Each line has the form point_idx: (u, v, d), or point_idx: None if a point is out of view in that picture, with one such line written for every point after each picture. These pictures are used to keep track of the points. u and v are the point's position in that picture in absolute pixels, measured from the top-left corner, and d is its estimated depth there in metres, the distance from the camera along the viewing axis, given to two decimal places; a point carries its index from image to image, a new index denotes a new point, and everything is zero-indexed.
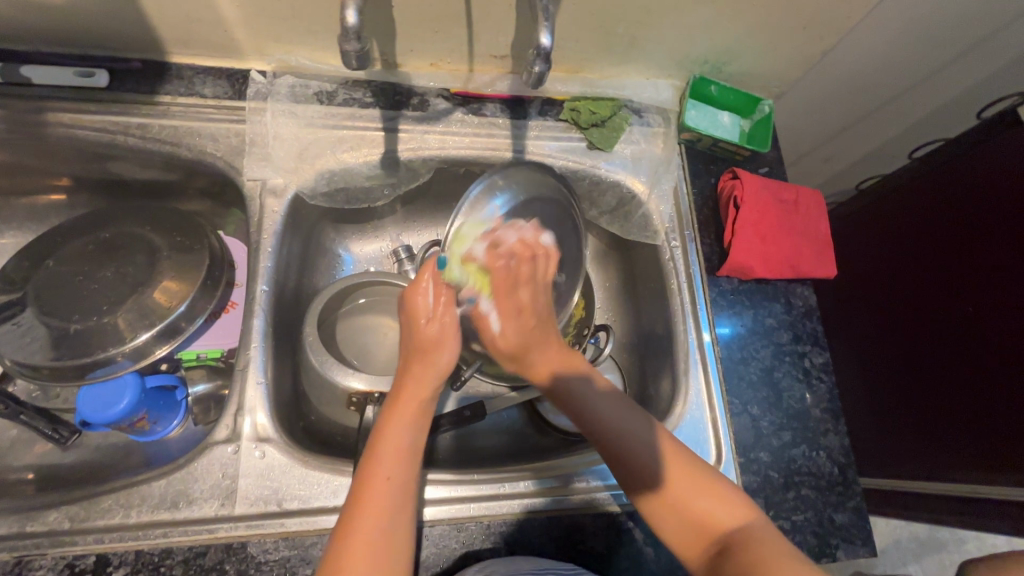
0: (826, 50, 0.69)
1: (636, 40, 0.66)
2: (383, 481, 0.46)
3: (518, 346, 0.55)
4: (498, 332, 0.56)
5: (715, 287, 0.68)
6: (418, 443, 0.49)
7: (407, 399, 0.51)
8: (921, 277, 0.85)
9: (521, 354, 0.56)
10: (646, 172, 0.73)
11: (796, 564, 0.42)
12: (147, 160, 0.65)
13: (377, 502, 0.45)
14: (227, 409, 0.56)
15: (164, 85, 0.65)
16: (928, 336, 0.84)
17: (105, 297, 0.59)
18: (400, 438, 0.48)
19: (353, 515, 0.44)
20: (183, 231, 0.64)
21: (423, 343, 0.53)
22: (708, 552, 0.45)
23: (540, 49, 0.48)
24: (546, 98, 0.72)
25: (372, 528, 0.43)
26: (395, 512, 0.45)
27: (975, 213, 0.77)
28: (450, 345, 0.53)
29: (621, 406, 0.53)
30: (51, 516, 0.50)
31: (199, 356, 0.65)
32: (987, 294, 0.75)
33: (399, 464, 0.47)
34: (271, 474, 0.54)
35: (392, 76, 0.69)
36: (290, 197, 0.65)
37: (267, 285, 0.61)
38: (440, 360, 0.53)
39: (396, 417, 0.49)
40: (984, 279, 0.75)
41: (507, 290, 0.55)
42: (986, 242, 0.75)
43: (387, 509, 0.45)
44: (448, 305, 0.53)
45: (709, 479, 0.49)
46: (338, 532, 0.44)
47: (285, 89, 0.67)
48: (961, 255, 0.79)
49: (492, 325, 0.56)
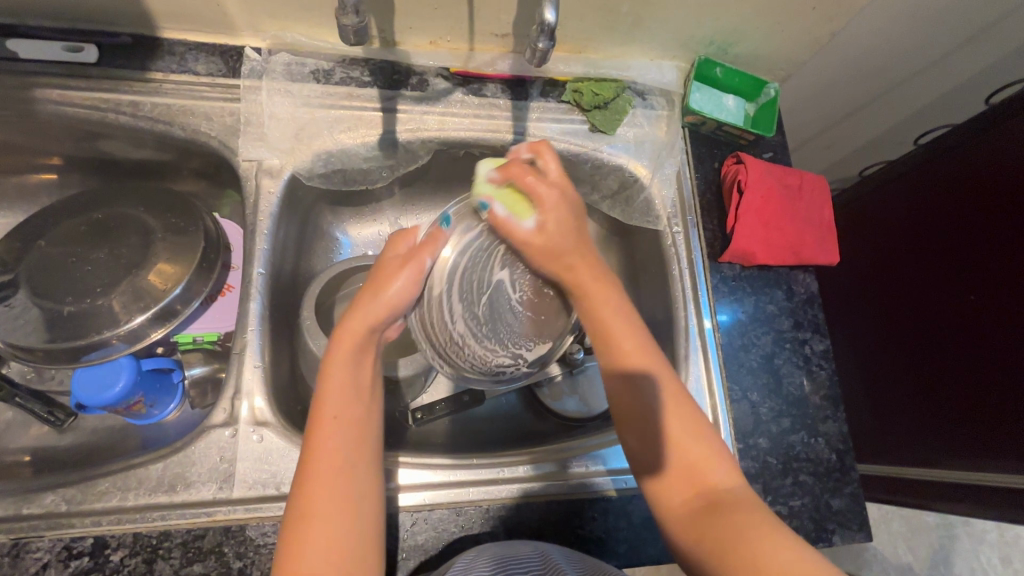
0: (835, 32, 0.68)
1: (641, 19, 0.64)
2: (329, 419, 0.44)
3: (556, 241, 0.52)
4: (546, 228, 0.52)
5: (717, 273, 0.68)
6: (366, 378, 0.47)
7: (352, 342, 0.47)
8: (928, 265, 0.84)
9: (561, 246, 0.52)
10: (649, 156, 0.72)
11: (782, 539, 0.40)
12: (140, 140, 0.64)
13: (328, 440, 0.44)
14: (224, 393, 0.56)
15: (155, 62, 0.63)
16: (932, 327, 0.83)
17: (97, 279, 0.58)
18: (344, 376, 0.46)
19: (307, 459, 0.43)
20: (178, 212, 0.63)
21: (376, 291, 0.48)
22: (687, 507, 0.45)
23: (544, 25, 0.47)
24: (548, 79, 0.71)
25: (328, 468, 0.42)
26: (350, 453, 0.44)
27: (981, 202, 0.76)
28: (399, 296, 0.48)
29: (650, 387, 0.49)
30: (47, 498, 0.50)
31: (196, 339, 0.64)
32: (994, 284, 0.74)
33: (347, 405, 0.45)
34: (269, 457, 0.53)
35: (390, 55, 0.67)
36: (286, 177, 0.63)
37: (263, 268, 0.60)
38: (388, 296, 0.48)
39: (338, 353, 0.47)
40: (990, 269, 0.75)
41: (533, 185, 0.52)
42: (992, 231, 0.75)
43: (342, 448, 0.44)
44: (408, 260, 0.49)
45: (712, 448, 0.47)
46: (297, 473, 0.43)
47: (280, 67, 0.65)
48: (968, 244, 0.78)
49: (526, 225, 0.51)
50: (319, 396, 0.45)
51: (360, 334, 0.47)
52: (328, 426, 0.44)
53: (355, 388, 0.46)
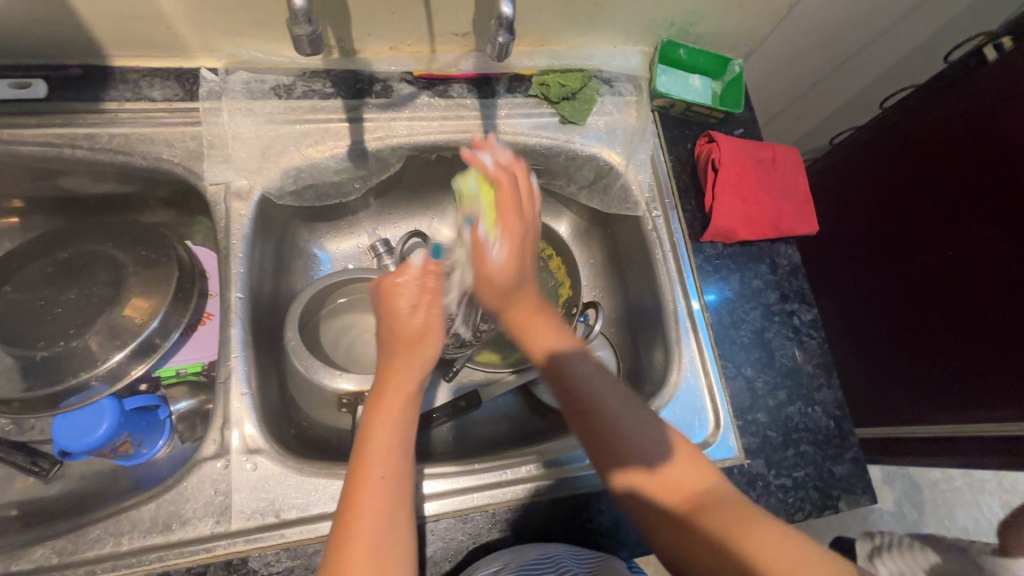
0: (793, 4, 0.68)
1: (600, 7, 0.64)
2: (374, 481, 0.42)
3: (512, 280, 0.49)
4: (498, 262, 0.49)
5: (700, 254, 0.68)
6: (408, 440, 0.46)
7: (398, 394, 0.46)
8: (926, 217, 0.82)
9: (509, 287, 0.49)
10: (622, 143, 0.71)
11: (755, 533, 0.43)
12: (100, 173, 0.62)
13: (371, 504, 0.41)
14: (212, 424, 0.54)
15: (109, 92, 0.61)
16: (932, 279, 0.81)
17: (69, 320, 0.56)
18: (388, 437, 0.44)
19: (344, 518, 0.41)
20: (148, 244, 0.62)
21: (414, 338, 0.47)
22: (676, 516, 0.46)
23: (502, 19, 0.46)
24: (513, 75, 0.70)
25: (368, 531, 0.41)
26: (392, 511, 0.42)
27: (981, 148, 0.73)
28: (435, 336, 0.48)
29: (612, 390, 0.50)
30: (37, 552, 0.48)
31: (179, 372, 0.64)
32: (997, 231, 0.72)
33: (392, 466, 0.43)
34: (266, 485, 0.52)
35: (351, 64, 0.66)
36: (256, 198, 0.62)
37: (241, 292, 0.59)
38: (421, 350, 0.47)
39: (383, 413, 0.45)
40: (991, 219, 0.73)
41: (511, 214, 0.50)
42: (984, 178, 0.73)
43: (383, 509, 0.42)
44: (432, 297, 0.48)
45: (703, 461, 0.49)
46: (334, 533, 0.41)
47: (239, 85, 0.63)
48: (959, 195, 0.77)
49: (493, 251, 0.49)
50: (362, 456, 0.44)
51: (405, 389, 0.46)
52: (371, 487, 0.42)
53: (397, 449, 0.44)
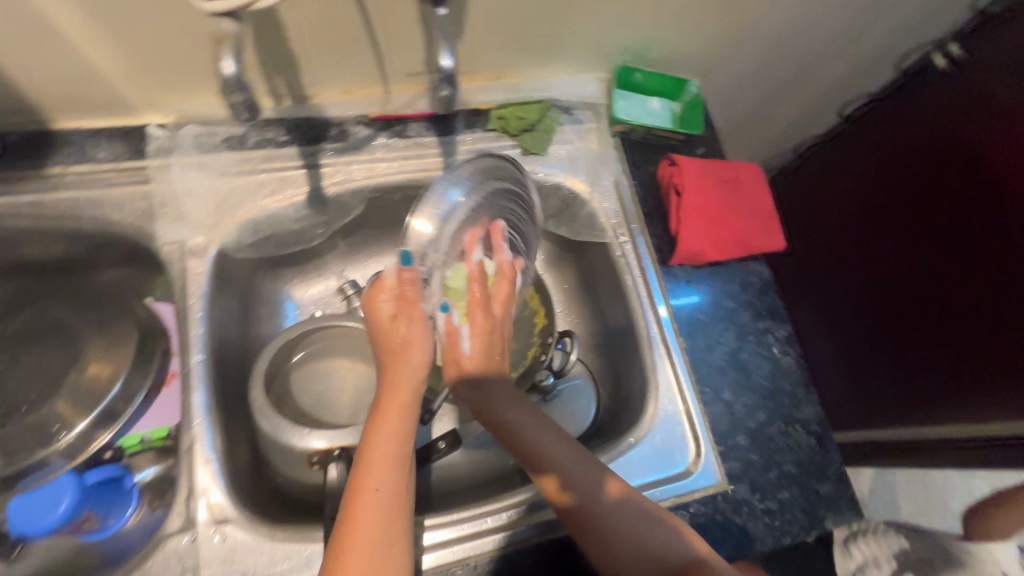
0: (741, 24, 0.69)
1: (551, 38, 0.65)
2: (369, 490, 0.41)
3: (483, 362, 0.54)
4: (466, 353, 0.54)
5: (670, 278, 0.68)
6: (407, 452, 0.45)
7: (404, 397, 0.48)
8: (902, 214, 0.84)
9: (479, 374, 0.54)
10: (585, 170, 0.71)
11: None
12: (48, 239, 0.60)
13: (366, 514, 0.40)
14: (177, 496, 0.52)
15: (53, 155, 0.59)
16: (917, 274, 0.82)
17: (21, 396, 0.54)
18: (386, 446, 0.44)
19: (342, 533, 0.39)
20: (104, 308, 0.60)
21: (398, 352, 0.50)
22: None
23: (443, 71, 0.45)
24: (470, 110, 0.69)
25: (362, 545, 0.39)
26: (387, 526, 0.40)
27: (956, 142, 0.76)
28: (417, 350, 0.51)
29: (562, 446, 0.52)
30: None
31: (144, 439, 0.61)
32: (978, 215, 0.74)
33: (390, 477, 0.42)
34: (235, 556, 0.50)
35: (304, 110, 0.65)
36: (213, 255, 0.60)
37: (202, 353, 0.57)
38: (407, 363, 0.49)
39: (384, 422, 0.46)
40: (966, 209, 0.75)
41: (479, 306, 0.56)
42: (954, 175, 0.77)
43: (379, 521, 0.40)
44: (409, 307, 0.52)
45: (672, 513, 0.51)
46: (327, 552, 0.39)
47: (190, 139, 0.62)
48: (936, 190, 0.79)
49: (462, 342, 0.55)
50: (360, 465, 0.43)
51: (401, 405, 0.47)
52: (368, 499, 0.41)
53: (397, 460, 0.44)
